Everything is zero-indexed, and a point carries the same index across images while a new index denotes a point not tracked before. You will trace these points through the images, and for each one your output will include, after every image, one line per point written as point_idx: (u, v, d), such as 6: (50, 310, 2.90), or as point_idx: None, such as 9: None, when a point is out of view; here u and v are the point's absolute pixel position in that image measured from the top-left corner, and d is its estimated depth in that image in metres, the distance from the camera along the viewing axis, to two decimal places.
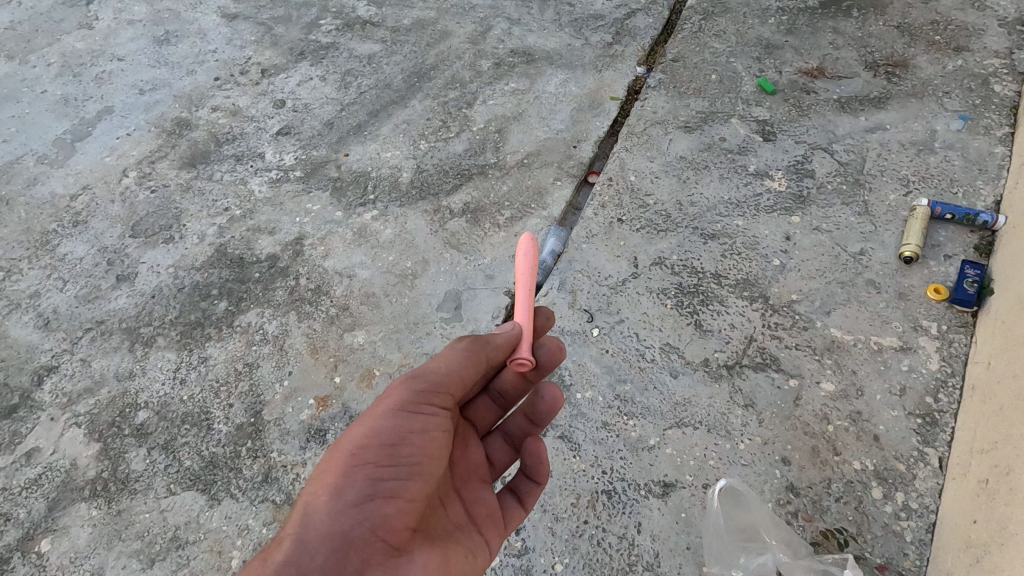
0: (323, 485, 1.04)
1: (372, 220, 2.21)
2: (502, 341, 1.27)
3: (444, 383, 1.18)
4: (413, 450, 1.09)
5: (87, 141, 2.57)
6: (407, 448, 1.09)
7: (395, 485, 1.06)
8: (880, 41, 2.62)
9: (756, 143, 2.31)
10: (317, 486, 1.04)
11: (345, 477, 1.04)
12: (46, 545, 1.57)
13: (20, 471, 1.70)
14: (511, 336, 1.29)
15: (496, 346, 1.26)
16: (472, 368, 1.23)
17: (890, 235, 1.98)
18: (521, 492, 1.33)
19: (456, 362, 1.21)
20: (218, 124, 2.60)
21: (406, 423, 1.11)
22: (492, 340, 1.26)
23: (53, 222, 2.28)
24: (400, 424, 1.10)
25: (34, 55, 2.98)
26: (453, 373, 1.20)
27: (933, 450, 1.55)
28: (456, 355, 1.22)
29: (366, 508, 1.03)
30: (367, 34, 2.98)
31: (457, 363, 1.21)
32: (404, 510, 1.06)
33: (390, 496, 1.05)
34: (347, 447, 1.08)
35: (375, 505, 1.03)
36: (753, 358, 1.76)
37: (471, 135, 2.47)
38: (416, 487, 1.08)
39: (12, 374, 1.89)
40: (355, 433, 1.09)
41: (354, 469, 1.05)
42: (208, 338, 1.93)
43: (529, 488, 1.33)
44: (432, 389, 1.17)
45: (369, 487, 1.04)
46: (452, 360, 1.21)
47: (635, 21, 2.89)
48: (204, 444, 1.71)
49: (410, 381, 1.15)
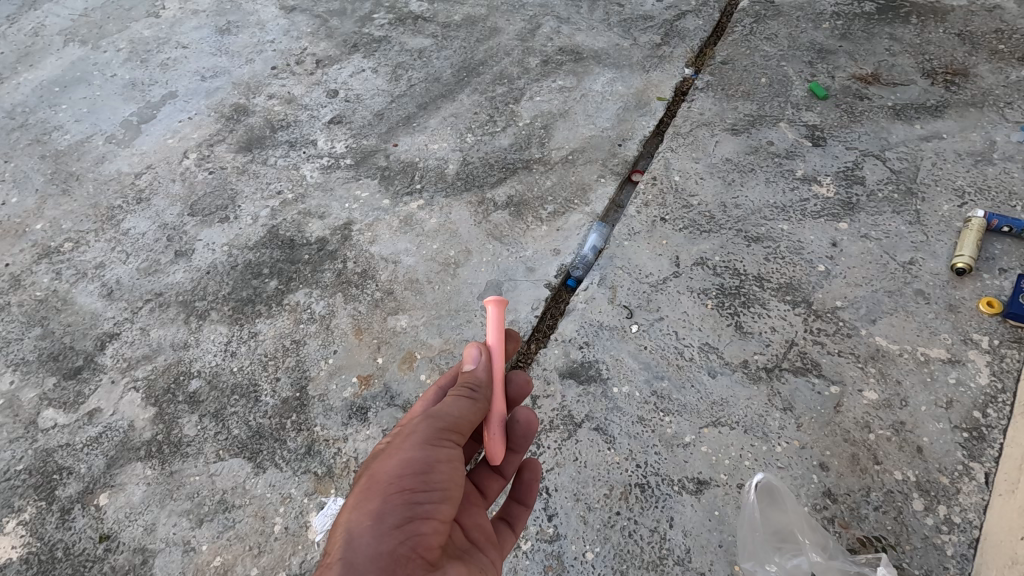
0: (363, 511, 0.99)
1: (418, 209, 2.26)
2: (484, 374, 1.24)
3: (461, 424, 1.15)
4: (443, 478, 1.06)
5: (152, 123, 2.69)
6: (437, 476, 1.06)
7: (430, 506, 1.02)
8: (939, 48, 2.56)
9: (805, 148, 2.28)
10: (356, 511, 1.00)
11: (384, 500, 1.00)
12: (105, 499, 1.66)
13: (82, 429, 1.80)
14: (488, 367, 1.26)
15: (480, 383, 1.23)
16: (478, 410, 1.20)
17: (941, 245, 1.93)
18: (511, 518, 1.36)
19: (463, 405, 1.18)
20: (274, 111, 2.70)
21: (434, 452, 1.09)
22: (477, 378, 1.23)
23: (118, 199, 2.40)
24: (429, 455, 1.07)
25: (105, 41, 3.14)
26: (464, 415, 1.16)
27: (979, 465, 1.52)
28: (453, 397, 1.19)
29: (408, 529, 0.98)
30: (419, 29, 3.05)
31: (459, 403, 1.17)
32: (439, 530, 1.01)
33: (426, 516, 1.01)
34: (383, 476, 1.04)
35: (414, 526, 0.99)
36: (793, 362, 1.75)
37: (517, 130, 2.51)
38: (448, 510, 1.04)
39: (77, 338, 2.00)
40: (388, 464, 1.06)
41: (391, 494, 1.01)
42: (258, 314, 2.01)
43: (518, 511, 1.37)
44: (452, 428, 1.14)
45: (408, 509, 1.00)
46: (459, 405, 1.17)
47: (684, 23, 2.88)
48: (252, 414, 1.79)
49: (432, 418, 1.13)
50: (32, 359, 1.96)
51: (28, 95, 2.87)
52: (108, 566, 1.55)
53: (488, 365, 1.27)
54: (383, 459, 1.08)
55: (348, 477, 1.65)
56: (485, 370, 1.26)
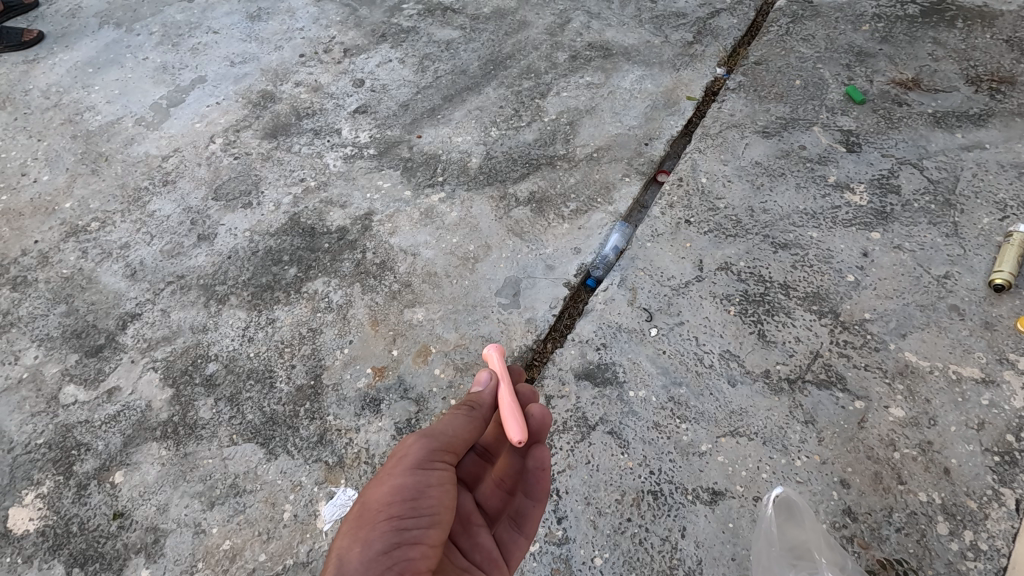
0: (352, 538, 0.98)
1: (439, 202, 2.25)
2: (489, 397, 1.25)
3: (454, 443, 1.14)
4: (433, 501, 1.05)
5: (181, 107, 2.72)
6: (428, 500, 1.04)
7: (419, 532, 1.01)
8: (985, 54, 2.46)
9: (838, 153, 2.21)
10: (347, 538, 0.98)
11: (373, 528, 0.99)
12: (120, 477, 1.68)
13: (101, 407, 1.82)
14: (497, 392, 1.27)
15: (483, 404, 1.24)
16: (475, 428, 1.19)
17: (979, 260, 1.86)
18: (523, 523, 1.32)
19: (460, 422, 1.17)
20: (300, 99, 2.71)
21: (424, 475, 1.06)
22: (481, 399, 1.24)
23: (145, 180, 2.43)
24: (420, 479, 1.05)
25: (138, 24, 3.17)
26: (461, 432, 1.15)
27: (1009, 491, 1.46)
28: (450, 416, 1.18)
29: (395, 557, 0.96)
30: (447, 20, 3.03)
31: (456, 423, 1.16)
32: (428, 555, 1.00)
33: (415, 542, 0.99)
34: (373, 502, 1.02)
35: (402, 553, 0.97)
36: (817, 374, 1.69)
37: (542, 125, 2.48)
38: (438, 534, 1.03)
39: (100, 317, 2.03)
40: (379, 488, 1.04)
41: (379, 521, 1.00)
42: (277, 301, 2.02)
43: (532, 511, 1.32)
44: (446, 448, 1.12)
45: (396, 536, 0.98)
46: (454, 424, 1.16)
47: (718, 21, 2.81)
48: (266, 400, 1.80)
49: (425, 437, 1.10)
50: (56, 335, 1.99)
51: (62, 76, 2.92)
52: (121, 543, 1.57)
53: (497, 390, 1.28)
54: (375, 484, 1.06)
55: (358, 468, 1.65)
56: (493, 394, 1.26)
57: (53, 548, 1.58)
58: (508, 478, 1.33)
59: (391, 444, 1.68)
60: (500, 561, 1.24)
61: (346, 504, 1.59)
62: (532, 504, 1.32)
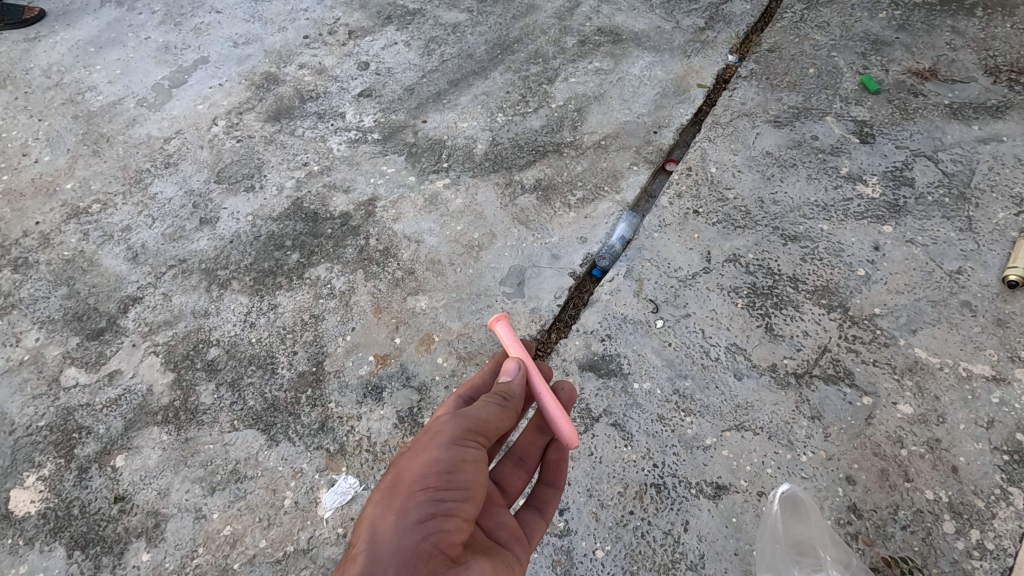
0: (387, 507, 0.98)
1: (443, 188, 2.22)
2: (520, 387, 1.20)
3: (489, 425, 1.11)
4: (468, 477, 1.03)
5: (183, 88, 2.68)
6: (463, 475, 1.03)
7: (454, 505, 0.99)
8: (1004, 44, 2.40)
9: (851, 144, 2.16)
10: (380, 507, 0.98)
11: (407, 498, 0.98)
12: (121, 461, 1.68)
13: (103, 390, 1.81)
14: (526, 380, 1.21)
15: (515, 394, 1.18)
16: (508, 417, 1.16)
17: (993, 256, 1.82)
18: (541, 506, 1.33)
19: (494, 405, 1.14)
20: (304, 81, 2.67)
21: (460, 450, 1.05)
22: (512, 390, 1.18)
23: (147, 162, 2.40)
24: (455, 454, 1.04)
25: (140, 3, 3.13)
26: (495, 416, 1.13)
27: (1018, 490, 1.44)
28: (484, 400, 1.14)
29: (429, 527, 0.96)
30: (454, 3, 2.97)
31: (490, 407, 1.13)
32: (462, 528, 0.99)
33: (450, 514, 0.98)
34: (408, 474, 1.01)
35: (437, 523, 0.96)
36: (825, 370, 1.67)
37: (549, 111, 2.44)
38: (471, 509, 1.01)
39: (101, 300, 2.02)
40: (415, 461, 1.03)
41: (415, 491, 0.99)
42: (279, 287, 2.00)
43: (548, 498, 1.34)
44: (481, 429, 1.10)
45: (432, 507, 0.97)
46: (487, 408, 1.13)
47: (730, 7, 2.75)
48: (267, 386, 1.78)
49: (461, 415, 1.09)
50: (57, 317, 1.98)
51: (63, 54, 2.88)
52: (122, 527, 1.57)
53: (526, 378, 1.22)
54: (410, 455, 1.05)
55: (360, 456, 1.64)
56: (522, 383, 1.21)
57: (54, 530, 1.58)
58: (530, 456, 1.36)
59: (392, 432, 1.67)
60: (524, 540, 1.21)
61: (346, 493, 1.58)
62: (550, 490, 1.34)
